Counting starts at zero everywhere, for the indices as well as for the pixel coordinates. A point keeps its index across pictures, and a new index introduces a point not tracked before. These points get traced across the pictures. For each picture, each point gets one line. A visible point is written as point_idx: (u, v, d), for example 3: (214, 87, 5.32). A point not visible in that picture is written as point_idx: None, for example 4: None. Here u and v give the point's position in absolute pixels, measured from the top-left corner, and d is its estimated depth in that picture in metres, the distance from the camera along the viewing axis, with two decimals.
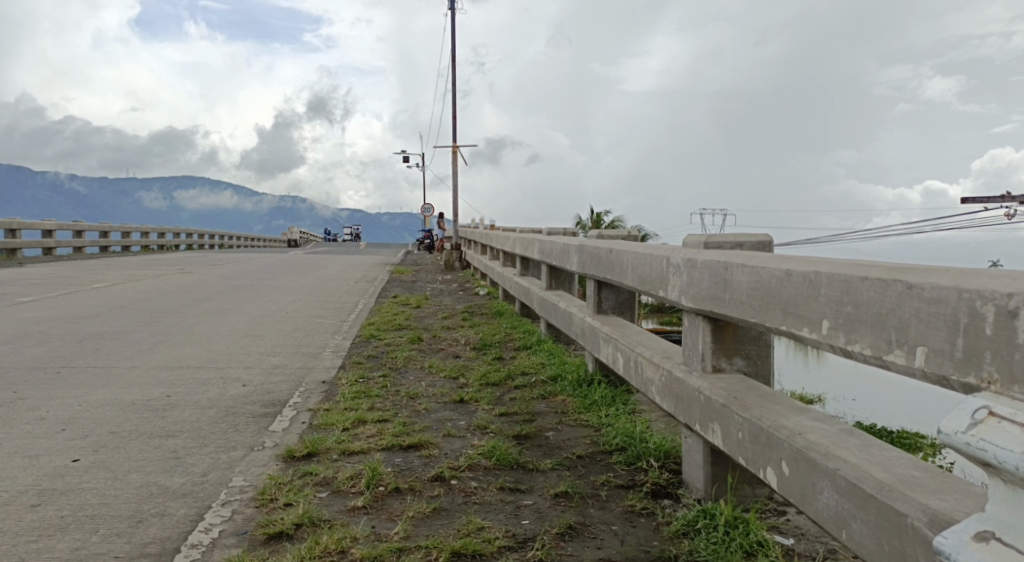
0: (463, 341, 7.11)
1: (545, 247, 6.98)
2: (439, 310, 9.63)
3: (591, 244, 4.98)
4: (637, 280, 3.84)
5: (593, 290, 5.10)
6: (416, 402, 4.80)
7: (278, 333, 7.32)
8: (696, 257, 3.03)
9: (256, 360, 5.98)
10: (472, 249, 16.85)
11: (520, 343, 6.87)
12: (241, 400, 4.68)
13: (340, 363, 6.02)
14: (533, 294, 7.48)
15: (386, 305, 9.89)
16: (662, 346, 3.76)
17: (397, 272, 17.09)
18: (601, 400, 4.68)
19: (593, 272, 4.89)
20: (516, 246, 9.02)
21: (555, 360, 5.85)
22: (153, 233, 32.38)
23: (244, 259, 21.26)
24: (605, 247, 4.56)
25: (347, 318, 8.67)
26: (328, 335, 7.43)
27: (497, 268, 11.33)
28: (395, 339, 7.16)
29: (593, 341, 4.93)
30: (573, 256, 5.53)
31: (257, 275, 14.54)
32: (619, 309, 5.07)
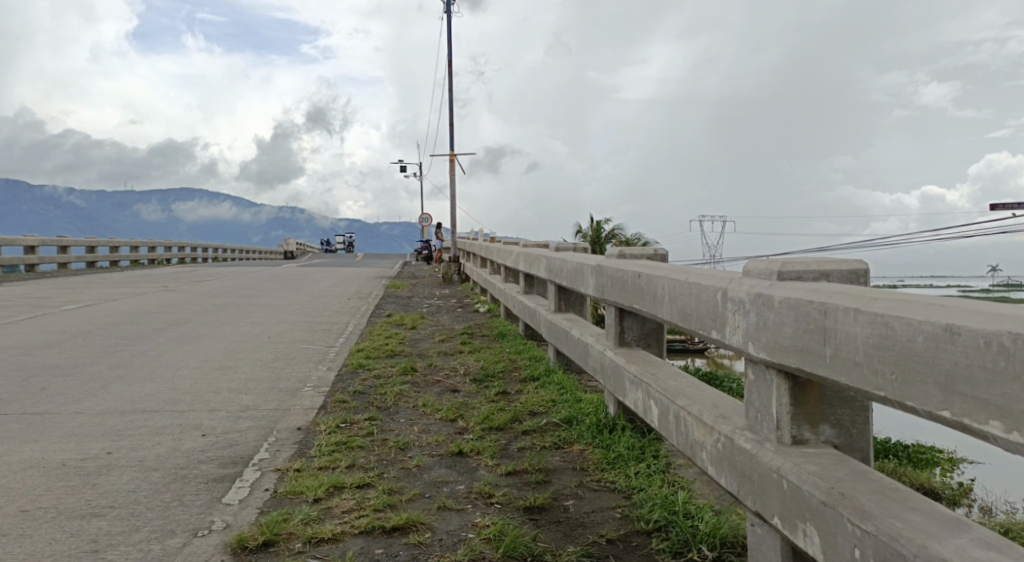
0: (462, 371, 6.33)
1: (553, 266, 6.20)
2: (436, 332, 8.87)
3: (612, 265, 4.21)
4: (678, 315, 3.07)
5: (615, 319, 4.33)
6: (405, 457, 4.03)
7: (254, 365, 6.54)
8: (771, 294, 2.23)
9: (224, 400, 5.21)
10: (471, 262, 16.11)
11: (526, 374, 6.10)
12: (196, 457, 3.92)
13: (321, 403, 5.25)
14: (540, 317, 6.70)
15: (379, 327, 9.13)
16: (709, 397, 2.98)
17: (393, 286, 16.33)
18: (626, 452, 3.91)
19: (615, 298, 4.13)
20: (519, 262, 8.24)
21: (568, 398, 5.08)
22: (144, 246, 31.62)
23: (234, 274, 20.46)
24: (631, 270, 3.79)
25: (335, 343, 7.90)
26: (311, 365, 6.66)
27: (497, 285, 10.55)
28: (385, 369, 6.38)
29: (615, 380, 4.16)
30: (589, 278, 4.76)
31: (244, 293, 13.75)
32: (646, 341, 4.30)
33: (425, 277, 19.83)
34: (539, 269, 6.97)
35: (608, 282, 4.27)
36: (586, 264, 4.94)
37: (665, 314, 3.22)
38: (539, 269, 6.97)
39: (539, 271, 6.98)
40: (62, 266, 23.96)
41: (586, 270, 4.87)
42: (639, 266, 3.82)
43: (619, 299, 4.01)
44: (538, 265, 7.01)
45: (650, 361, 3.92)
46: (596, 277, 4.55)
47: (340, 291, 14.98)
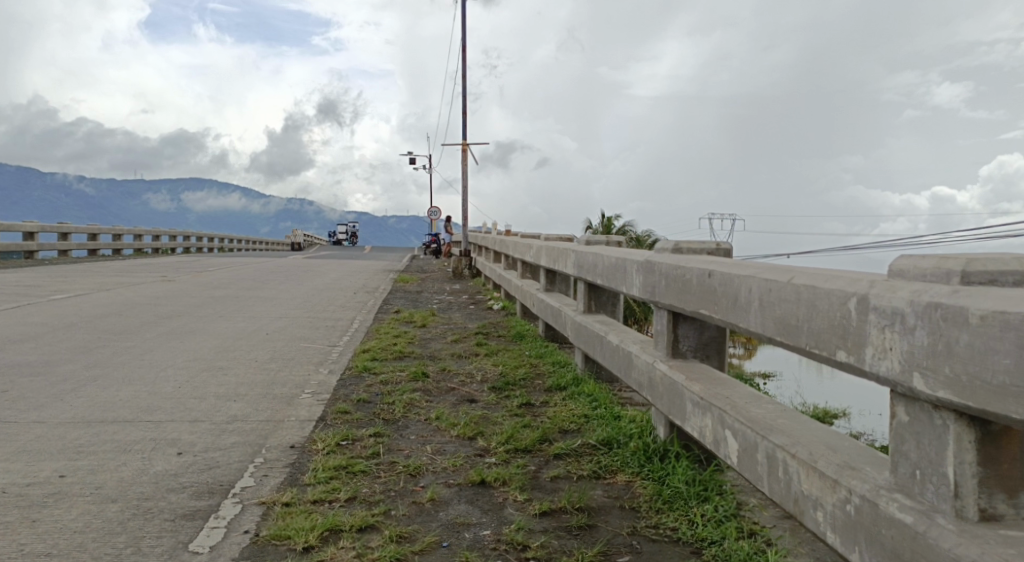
0: (480, 378, 5.65)
1: (583, 260, 5.50)
2: (449, 331, 8.20)
3: (667, 261, 3.51)
4: (775, 326, 2.37)
5: (668, 325, 3.62)
6: (416, 487, 3.36)
7: (247, 366, 5.90)
8: (957, 307, 1.52)
9: (209, 410, 4.57)
10: (482, 256, 15.47)
11: (552, 382, 5.43)
12: (166, 485, 3.26)
13: (320, 414, 4.59)
14: (567, 319, 6.00)
15: (386, 324, 8.49)
16: (815, 435, 2.28)
17: (401, 280, 15.71)
18: (686, 487, 3.23)
19: (670, 301, 3.43)
20: (541, 256, 7.55)
21: (604, 415, 4.40)
22: (147, 235, 31.05)
23: (239, 265, 19.89)
24: (697, 267, 3.08)
25: (339, 342, 7.25)
26: (310, 366, 6.01)
27: (513, 281, 9.87)
28: (393, 374, 5.72)
29: (668, 398, 3.45)
30: (634, 276, 4.05)
31: (246, 285, 13.13)
32: (704, 352, 3.60)
33: (434, 271, 19.21)
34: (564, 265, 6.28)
35: (661, 280, 3.56)
36: (627, 258, 4.24)
37: (753, 324, 2.52)
38: (564, 265, 6.29)
39: (564, 268, 6.28)
40: (64, 253, 23.40)
41: (629, 264, 4.17)
42: (706, 262, 3.12)
43: (678, 303, 3.30)
44: (564, 259, 6.31)
45: (718, 379, 3.20)
46: (643, 276, 3.86)
47: (346, 284, 14.34)
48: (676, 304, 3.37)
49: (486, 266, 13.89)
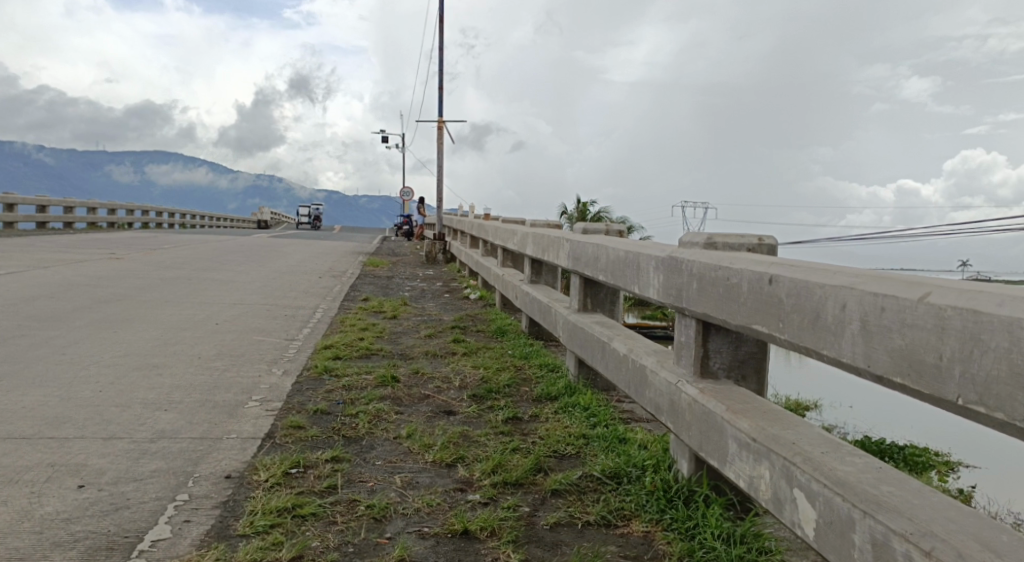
0: (458, 384, 4.94)
1: (577, 251, 4.78)
2: (423, 324, 7.47)
3: (701, 259, 2.80)
4: (888, 363, 1.64)
5: (697, 339, 2.92)
6: (381, 539, 2.67)
7: (188, 364, 5.15)
8: None
9: (134, 425, 3.83)
10: (457, 240, 14.76)
11: (540, 390, 4.75)
12: (52, 539, 2.53)
13: (268, 430, 3.86)
14: (557, 317, 5.30)
15: (352, 315, 7.76)
16: (945, 517, 1.59)
17: (370, 263, 14.94)
18: (719, 543, 2.57)
19: (704, 309, 2.73)
20: (525, 244, 6.83)
21: (605, 438, 3.73)
22: (104, 208, 29.65)
23: (200, 243, 18.91)
24: (749, 270, 2.38)
25: (298, 336, 6.49)
26: (263, 366, 5.26)
27: (492, 270, 9.17)
28: (358, 378, 4.99)
29: (699, 431, 2.71)
30: (649, 274, 3.33)
31: (204, 266, 12.26)
32: (739, 372, 2.91)
33: (407, 254, 18.41)
34: (553, 256, 5.56)
35: (692, 282, 2.85)
36: (638, 252, 3.52)
37: (846, 353, 1.78)
38: (553, 256, 5.57)
39: (553, 259, 5.56)
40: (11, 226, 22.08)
41: (641, 258, 3.44)
42: (759, 264, 2.42)
43: (718, 314, 2.61)
44: (553, 249, 5.59)
45: (769, 413, 2.55)
46: (662, 275, 3.15)
47: (312, 267, 13.52)
48: (713, 315, 2.67)
49: (461, 251, 13.13)
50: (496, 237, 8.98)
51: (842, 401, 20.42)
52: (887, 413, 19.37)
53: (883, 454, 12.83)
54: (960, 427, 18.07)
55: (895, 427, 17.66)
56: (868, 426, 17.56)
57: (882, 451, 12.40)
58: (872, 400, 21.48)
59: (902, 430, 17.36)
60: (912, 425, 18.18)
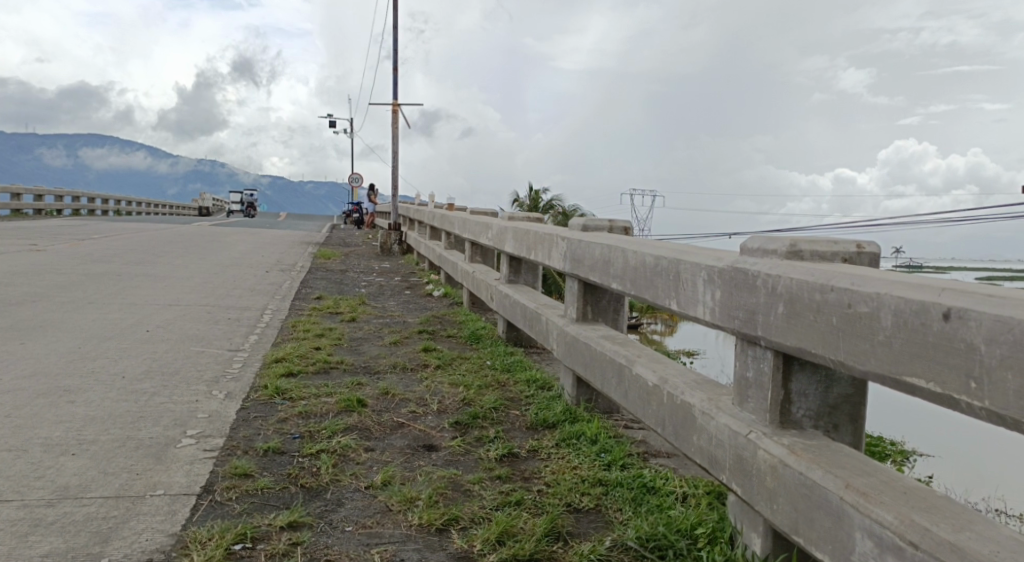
0: (436, 409, 4.18)
1: (577, 250, 4.06)
2: (387, 329, 6.68)
3: (792, 274, 2.06)
4: None
5: (776, 378, 2.22)
6: None
7: (108, 387, 4.26)
8: None
9: (29, 480, 2.97)
10: (414, 231, 13.93)
11: (534, 417, 4.02)
12: None
13: (205, 481, 3.05)
14: (548, 327, 4.58)
15: (305, 319, 6.91)
16: None
17: (320, 255, 13.98)
18: None
19: (795, 341, 2.01)
20: (504, 240, 6.08)
21: (629, 486, 3.02)
22: (27, 193, 27.60)
23: (135, 232, 17.57)
24: (892, 296, 1.64)
25: (243, 346, 5.64)
26: (200, 387, 4.42)
27: (459, 266, 8.41)
28: (317, 403, 4.19)
29: (796, 508, 1.97)
30: (699, 287, 2.61)
31: (136, 259, 11.14)
32: (829, 420, 2.21)
33: (359, 245, 17.47)
34: (542, 257, 4.82)
35: (777, 305, 2.11)
36: (678, 258, 2.78)
37: None
38: (541, 257, 4.84)
39: (542, 261, 4.83)
40: None
41: (684, 266, 2.72)
42: (907, 286, 1.66)
43: (827, 353, 1.86)
44: (542, 248, 4.84)
45: (908, 491, 1.74)
46: (723, 291, 2.43)
47: (258, 260, 12.49)
48: (817, 353, 1.92)
49: (420, 243, 12.29)
50: (464, 230, 8.20)
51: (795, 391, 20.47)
52: None
53: None
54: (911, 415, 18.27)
55: None
56: None
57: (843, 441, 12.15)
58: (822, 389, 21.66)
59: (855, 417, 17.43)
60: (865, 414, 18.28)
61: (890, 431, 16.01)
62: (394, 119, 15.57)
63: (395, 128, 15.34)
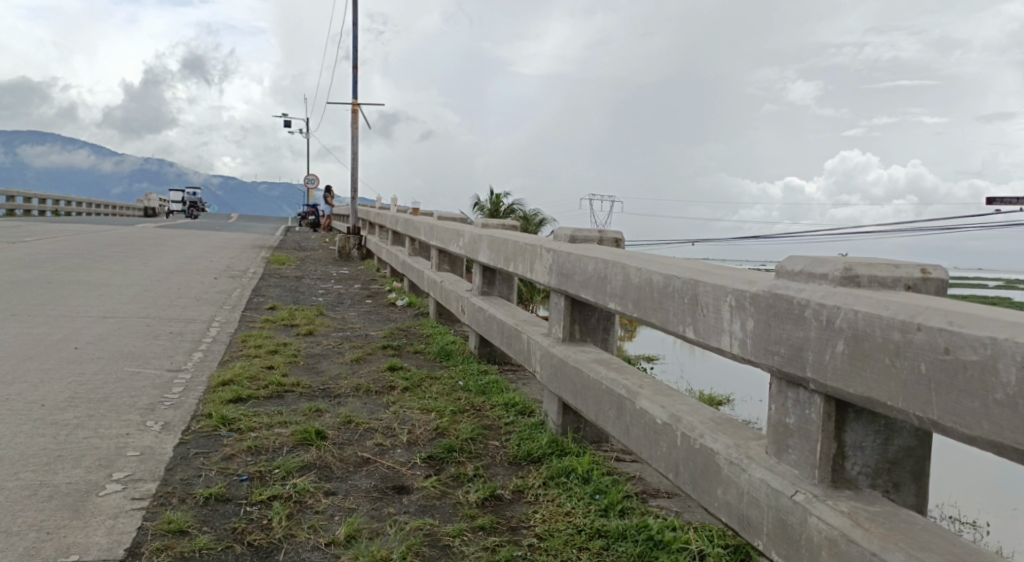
0: (405, 440, 3.73)
1: (567, 264, 3.64)
2: (347, 344, 6.19)
3: (855, 304, 1.63)
4: None
5: (827, 428, 1.78)
6: None
7: (25, 419, 3.70)
8: None
9: None
10: (376, 236, 13.40)
11: (516, 450, 3.60)
12: None
13: (131, 540, 2.55)
14: (530, 347, 4.16)
15: (258, 333, 6.38)
16: None
17: (277, 261, 13.37)
18: None
19: (861, 388, 1.60)
20: (478, 249, 5.64)
21: (632, 539, 2.62)
22: None
23: (76, 236, 16.65)
24: (1018, 342, 1.22)
25: (187, 366, 5.10)
26: (133, 417, 3.89)
27: (426, 274, 7.94)
28: (268, 435, 3.70)
29: None
30: (723, 313, 2.18)
31: (76, 265, 10.41)
32: (889, 478, 1.78)
33: (316, 250, 16.83)
34: (524, 269, 4.39)
35: (834, 341, 1.68)
36: (695, 277, 2.36)
37: None
38: (523, 270, 4.41)
39: (523, 274, 4.40)
40: None
41: (702, 288, 2.30)
42: None
43: (913, 409, 1.44)
44: (523, 260, 4.42)
45: None
46: (755, 319, 2.00)
47: (209, 265, 11.83)
48: (896, 407, 1.50)
49: (381, 250, 11.76)
50: (431, 237, 7.72)
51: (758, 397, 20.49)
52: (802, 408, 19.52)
53: None
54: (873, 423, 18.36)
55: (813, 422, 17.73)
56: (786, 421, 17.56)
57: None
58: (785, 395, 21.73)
59: None
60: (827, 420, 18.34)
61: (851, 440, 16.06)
62: (354, 120, 14.98)
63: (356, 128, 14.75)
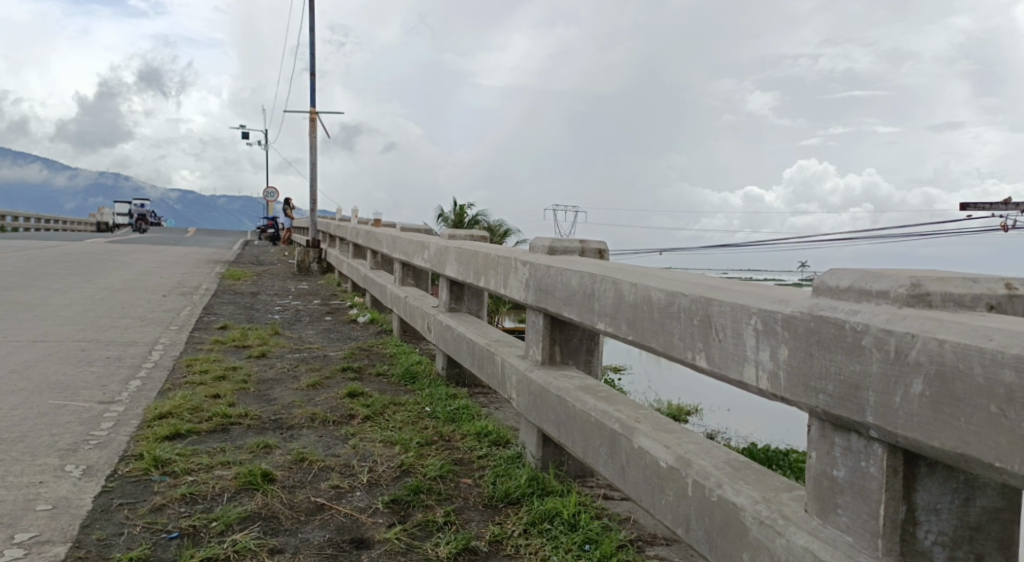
0: (366, 481, 3.28)
1: (548, 277, 3.25)
2: (303, 367, 5.70)
3: (940, 332, 1.27)
4: None
5: (892, 485, 1.41)
6: None
7: None
8: None
9: None
10: (336, 249, 12.88)
11: (491, 491, 3.17)
12: None
13: None
14: (505, 370, 3.75)
15: (204, 357, 5.84)
16: None
17: (232, 276, 12.73)
18: None
19: (952, 442, 1.24)
20: (444, 263, 5.23)
21: None
22: None
23: (16, 252, 15.73)
24: None
25: (121, 395, 4.58)
26: (48, 462, 3.36)
27: (390, 289, 7.49)
28: (207, 479, 3.22)
29: None
30: (743, 339, 1.78)
31: (10, 284, 9.67)
32: (970, 549, 1.43)
33: (274, 264, 16.21)
34: (496, 284, 3.99)
35: (910, 379, 1.31)
36: (706, 295, 1.97)
37: None
38: (496, 284, 4.01)
39: (496, 289, 3.99)
40: None
41: (715, 308, 1.90)
42: None
43: None
44: (496, 273, 4.01)
45: None
46: (791, 347, 1.59)
47: (158, 282, 11.17)
48: (1008, 471, 1.15)
49: (342, 263, 11.24)
50: (394, 250, 7.28)
51: (724, 406, 20.40)
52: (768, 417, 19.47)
53: (773, 464, 12.53)
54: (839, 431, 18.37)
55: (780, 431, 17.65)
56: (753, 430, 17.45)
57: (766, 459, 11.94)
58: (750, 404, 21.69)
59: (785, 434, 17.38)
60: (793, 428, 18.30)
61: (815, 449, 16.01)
62: (312, 129, 14.44)
63: (315, 138, 14.21)
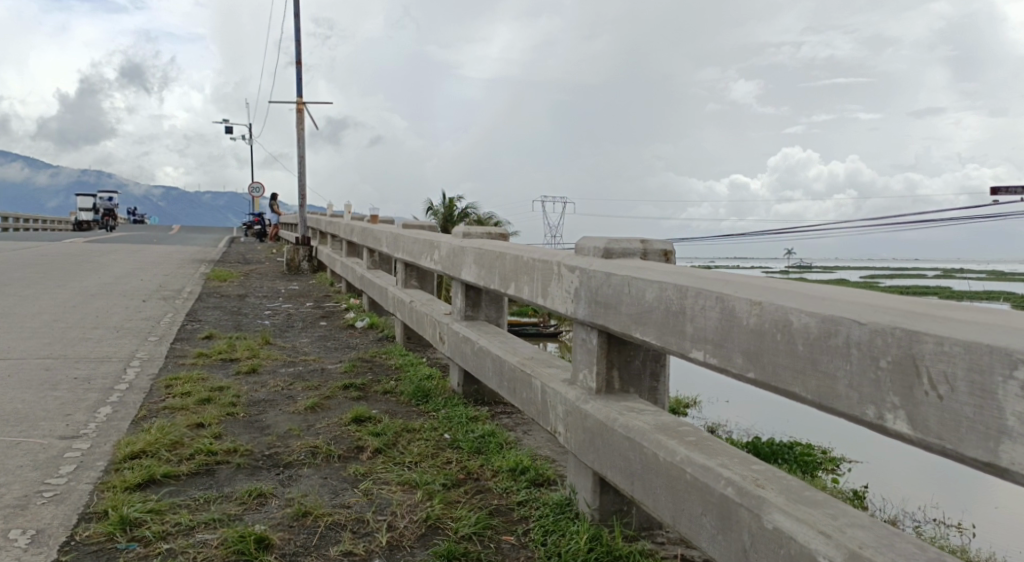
0: (385, 543, 2.65)
1: (608, 287, 2.62)
2: (301, 385, 5.07)
3: None
4: None
5: None
6: None
7: None
8: None
9: None
10: (326, 246, 12.20)
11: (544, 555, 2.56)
12: None
13: None
14: (548, 397, 3.13)
15: (187, 374, 5.18)
16: None
17: (217, 277, 12.04)
18: None
19: None
20: (459, 265, 4.61)
21: None
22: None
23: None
24: None
25: (86, 428, 3.91)
26: None
27: (391, 291, 6.85)
28: (188, 547, 2.57)
29: None
30: (999, 401, 1.17)
31: None
32: None
33: (261, 262, 15.50)
34: (533, 292, 3.36)
35: None
36: (910, 325, 1.34)
37: None
38: (532, 293, 3.37)
39: (532, 299, 3.37)
40: None
41: (931, 349, 1.28)
42: None
43: None
44: (531, 280, 3.39)
45: None
46: None
47: (137, 285, 10.45)
48: None
49: (335, 262, 10.57)
50: (396, 249, 6.63)
51: (722, 397, 19.98)
52: (768, 408, 19.07)
53: (780, 459, 12.08)
54: (839, 423, 18.02)
55: (783, 423, 17.24)
56: (755, 423, 17.01)
57: (774, 451, 11.50)
58: (747, 395, 21.30)
59: (787, 425, 16.95)
60: (795, 420, 17.90)
61: (817, 440, 15.66)
62: (298, 119, 13.66)
63: (301, 128, 13.45)
